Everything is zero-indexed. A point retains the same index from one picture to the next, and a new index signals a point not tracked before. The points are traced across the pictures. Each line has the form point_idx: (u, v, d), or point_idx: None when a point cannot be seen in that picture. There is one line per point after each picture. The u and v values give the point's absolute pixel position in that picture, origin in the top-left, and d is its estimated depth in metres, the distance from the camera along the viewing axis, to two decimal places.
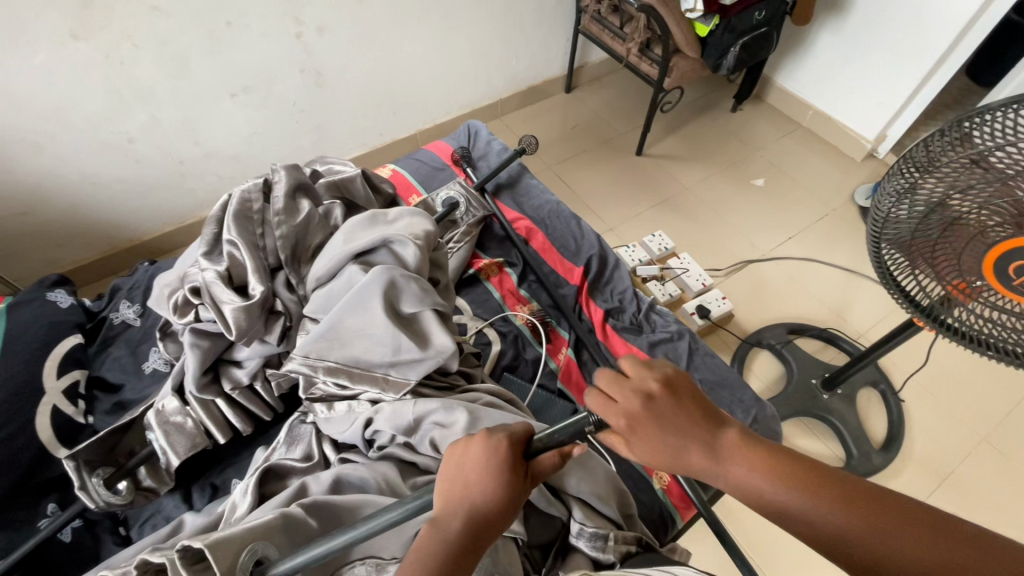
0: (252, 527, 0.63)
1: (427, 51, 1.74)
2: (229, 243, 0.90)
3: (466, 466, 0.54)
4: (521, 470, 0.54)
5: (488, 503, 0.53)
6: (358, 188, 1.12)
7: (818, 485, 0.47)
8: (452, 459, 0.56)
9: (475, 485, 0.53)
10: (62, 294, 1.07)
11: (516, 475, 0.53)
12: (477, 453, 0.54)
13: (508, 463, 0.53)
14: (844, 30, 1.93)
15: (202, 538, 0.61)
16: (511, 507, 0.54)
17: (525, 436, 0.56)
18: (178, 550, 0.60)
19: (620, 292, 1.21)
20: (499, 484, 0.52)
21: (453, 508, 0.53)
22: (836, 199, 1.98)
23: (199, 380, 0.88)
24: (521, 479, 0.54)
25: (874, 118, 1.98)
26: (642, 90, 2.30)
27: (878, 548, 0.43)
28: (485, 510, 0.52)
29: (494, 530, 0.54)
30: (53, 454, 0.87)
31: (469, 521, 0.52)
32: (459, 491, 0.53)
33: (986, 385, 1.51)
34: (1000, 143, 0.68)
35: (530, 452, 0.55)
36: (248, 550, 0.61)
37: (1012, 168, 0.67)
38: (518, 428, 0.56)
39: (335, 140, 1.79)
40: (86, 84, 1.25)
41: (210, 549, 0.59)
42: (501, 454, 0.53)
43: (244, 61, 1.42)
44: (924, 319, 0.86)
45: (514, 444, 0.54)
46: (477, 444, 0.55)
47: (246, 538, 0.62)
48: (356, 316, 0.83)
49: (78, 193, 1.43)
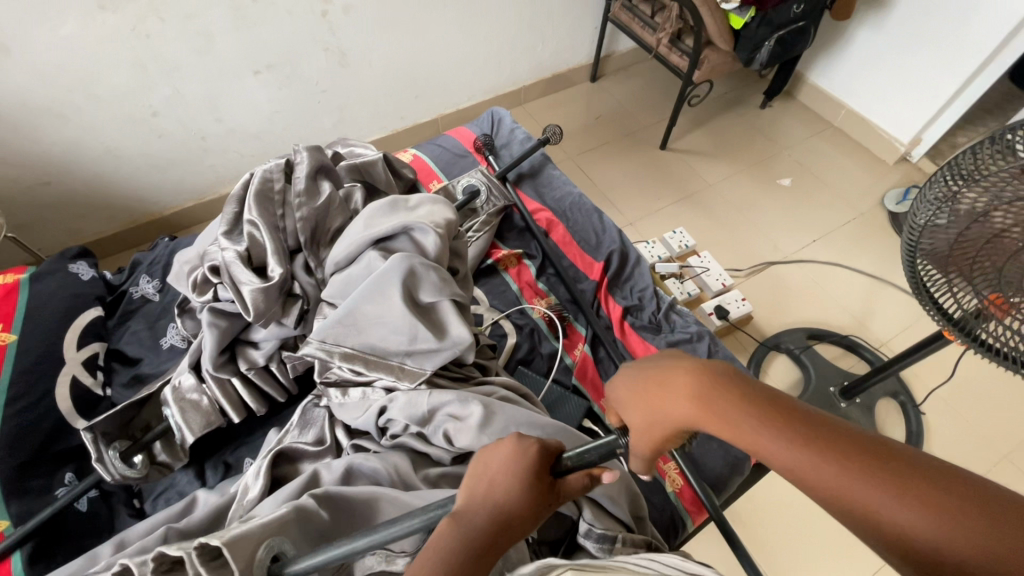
0: (267, 522, 0.62)
1: (452, 34, 1.71)
2: (249, 223, 0.90)
3: (494, 464, 0.54)
4: (546, 478, 0.54)
5: (514, 501, 0.52)
6: (379, 172, 1.10)
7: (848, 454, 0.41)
8: (481, 459, 0.56)
9: (502, 483, 0.53)
10: (84, 266, 1.08)
11: (540, 481, 0.54)
12: (506, 452, 0.55)
13: (535, 466, 0.54)
14: (884, 28, 1.86)
15: (219, 536, 0.59)
16: (534, 513, 0.53)
17: (556, 451, 0.57)
18: (195, 548, 0.58)
19: (640, 289, 1.18)
20: (526, 484, 0.52)
21: (477, 504, 0.52)
22: (864, 202, 1.92)
23: (216, 359, 0.88)
24: (545, 485, 0.54)
25: (910, 121, 1.91)
26: (668, 82, 2.25)
27: (930, 532, 0.37)
28: (509, 508, 0.52)
29: (514, 534, 0.52)
30: (72, 425, 0.88)
31: (492, 520, 0.51)
32: (485, 489, 0.53)
33: (1010, 402, 1.47)
34: None
35: (557, 469, 0.55)
36: (266, 546, 0.60)
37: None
38: (551, 442, 0.57)
39: (356, 122, 1.78)
40: (111, 56, 1.25)
41: (229, 549, 0.57)
42: (529, 455, 0.54)
43: (269, 39, 1.41)
44: (956, 333, 0.83)
45: (543, 451, 0.55)
46: (507, 445, 0.55)
47: (261, 535, 0.61)
48: (375, 303, 0.82)
49: (101, 165, 1.43)
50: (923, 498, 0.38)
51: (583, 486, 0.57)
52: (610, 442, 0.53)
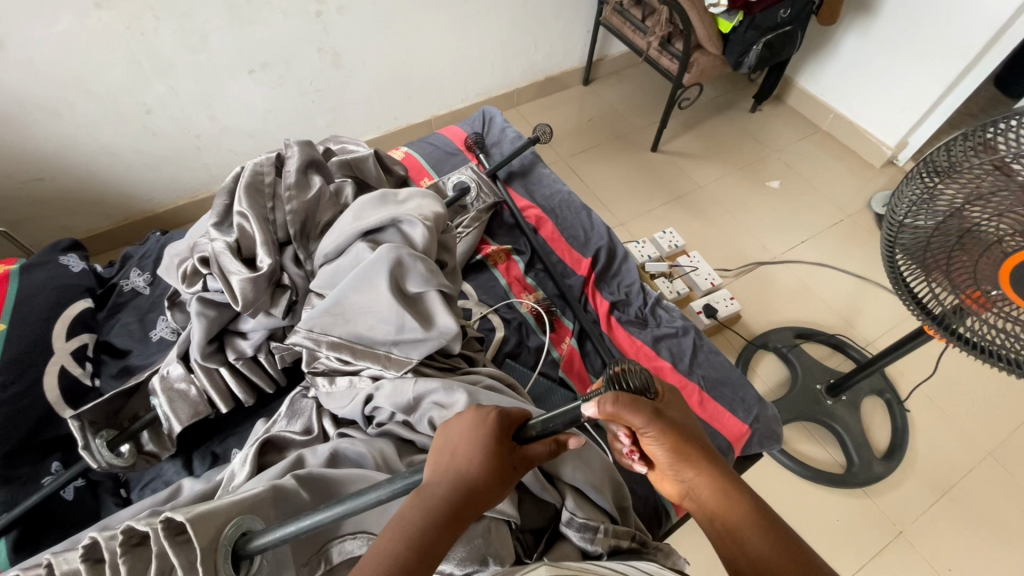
0: (239, 500, 0.63)
1: (446, 35, 1.73)
2: (240, 214, 0.90)
3: (455, 436, 0.57)
4: (507, 445, 0.57)
5: (476, 467, 0.54)
6: (370, 168, 1.11)
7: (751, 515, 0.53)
8: (445, 432, 0.59)
9: (465, 450, 0.55)
10: (75, 259, 1.09)
11: (502, 447, 0.56)
12: (467, 425, 0.58)
13: (495, 431, 0.57)
14: (870, 34, 1.90)
15: (186, 511, 0.59)
16: (498, 480, 0.55)
17: (518, 419, 0.60)
18: (161, 521, 0.58)
19: (628, 285, 1.20)
20: (487, 449, 0.55)
21: (441, 474, 0.54)
22: (851, 204, 1.95)
23: (204, 349, 0.88)
24: (507, 449, 0.56)
25: (896, 124, 1.94)
26: (660, 85, 2.28)
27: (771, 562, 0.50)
28: (471, 475, 0.54)
29: (480, 503, 0.54)
30: (59, 415, 0.89)
31: (457, 488, 0.53)
32: (449, 459, 0.55)
33: (994, 400, 1.49)
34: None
35: (522, 436, 0.58)
36: (233, 524, 0.60)
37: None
38: (512, 410, 0.61)
39: (350, 121, 1.79)
40: (107, 55, 1.26)
41: (193, 522, 0.57)
42: (489, 422, 0.58)
43: (265, 38, 1.42)
44: (935, 327, 0.86)
45: (502, 418, 0.58)
46: (468, 417, 0.59)
47: (231, 512, 0.61)
48: (362, 292, 0.83)
49: (94, 162, 1.44)
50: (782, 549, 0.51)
51: (548, 452, 0.60)
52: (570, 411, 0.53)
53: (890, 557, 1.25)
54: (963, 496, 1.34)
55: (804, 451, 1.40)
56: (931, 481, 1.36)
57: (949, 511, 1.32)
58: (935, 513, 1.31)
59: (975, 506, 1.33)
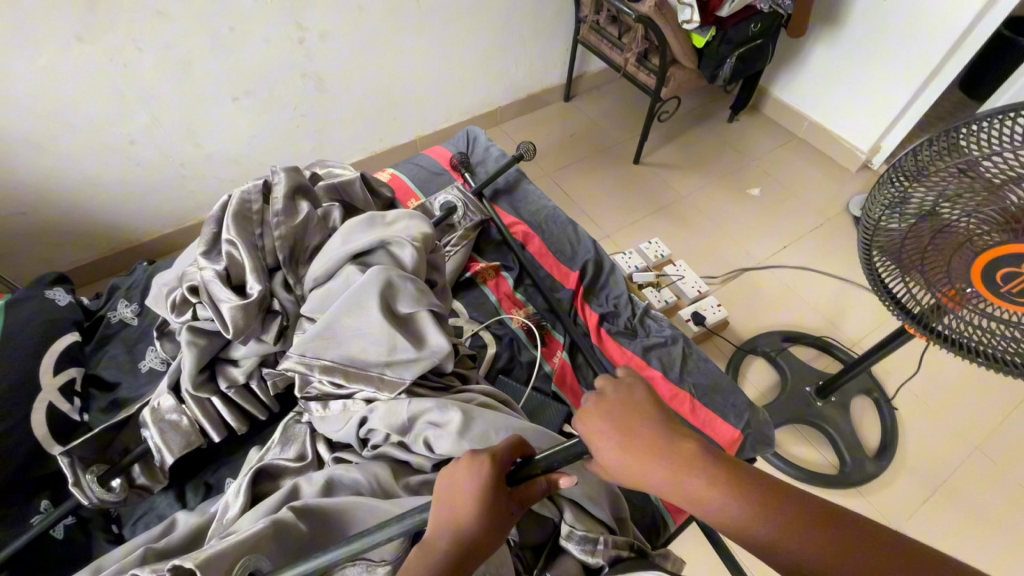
0: (242, 540, 0.64)
1: (427, 58, 1.77)
2: (228, 242, 0.91)
3: (455, 486, 0.56)
4: (505, 491, 0.56)
5: (477, 519, 0.54)
6: (357, 191, 1.13)
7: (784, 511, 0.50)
8: (441, 484, 0.58)
9: (464, 504, 0.55)
10: (61, 292, 1.08)
11: (500, 496, 0.56)
12: (466, 475, 0.56)
13: (494, 482, 0.56)
14: (837, 44, 1.97)
15: (193, 557, 0.61)
16: (500, 526, 0.56)
17: (510, 456, 0.59)
18: (168, 570, 0.60)
19: (616, 296, 1.21)
20: (487, 503, 0.55)
21: (443, 528, 0.55)
22: (830, 208, 2.00)
23: (196, 378, 0.88)
24: (506, 496, 0.56)
25: (868, 129, 2.00)
26: (639, 99, 2.33)
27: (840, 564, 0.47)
28: (475, 527, 0.54)
29: (483, 552, 0.55)
30: (48, 451, 0.88)
31: (456, 545, 0.54)
32: (450, 511, 0.55)
33: (978, 394, 1.52)
34: (991, 151, 0.68)
35: (517, 475, 0.57)
36: (240, 565, 0.63)
37: (1000, 177, 0.67)
38: (504, 448, 0.59)
39: (336, 144, 1.81)
40: (90, 87, 1.27)
41: (200, 568, 0.60)
42: (484, 475, 0.56)
43: (248, 67, 1.44)
44: (916, 326, 0.88)
45: (499, 464, 0.57)
46: (463, 470, 0.57)
47: (236, 553, 0.63)
48: (353, 316, 0.84)
49: (79, 194, 1.44)
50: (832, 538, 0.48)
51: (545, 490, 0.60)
52: (570, 449, 0.56)
53: None
54: (955, 491, 1.36)
55: (797, 453, 1.42)
56: (923, 477, 1.38)
57: (942, 506, 1.34)
58: (928, 509, 1.33)
59: (966, 500, 1.35)
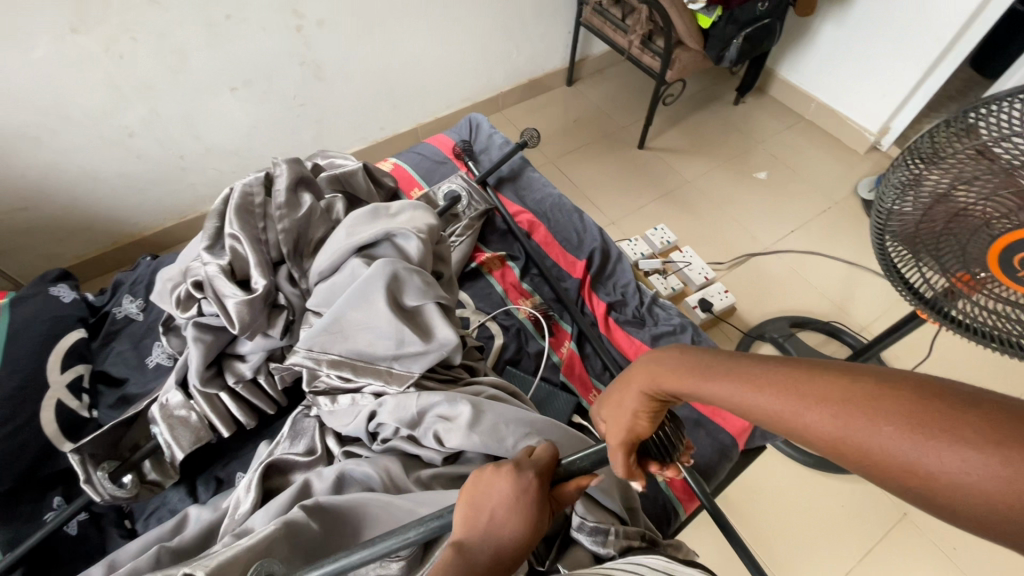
0: (254, 544, 0.63)
1: (428, 44, 1.73)
2: (231, 237, 0.90)
3: (495, 498, 0.55)
4: (544, 508, 0.56)
5: (514, 537, 0.53)
6: (360, 181, 1.11)
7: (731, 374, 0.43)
8: (477, 492, 0.56)
9: (503, 518, 0.54)
10: (65, 289, 1.07)
11: (539, 512, 0.55)
12: (507, 489, 0.55)
13: (536, 500, 0.55)
14: (846, 23, 1.92)
15: (205, 565, 0.61)
16: (531, 543, 0.55)
17: (547, 471, 0.59)
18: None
19: (623, 285, 1.20)
20: (528, 520, 0.54)
21: (479, 541, 0.53)
22: (838, 191, 1.97)
23: (203, 374, 0.88)
24: (544, 513, 0.56)
25: (877, 110, 1.97)
26: (644, 83, 2.29)
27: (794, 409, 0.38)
28: (511, 544, 0.53)
29: (515, 562, 0.54)
30: (58, 448, 0.88)
31: (494, 552, 0.53)
32: (487, 525, 0.54)
33: (988, 378, 1.51)
34: (1005, 134, 0.66)
35: (555, 480, 0.60)
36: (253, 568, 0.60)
37: (1017, 160, 0.65)
38: (542, 463, 0.59)
39: (336, 134, 1.78)
40: (86, 79, 1.25)
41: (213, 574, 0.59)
42: (531, 489, 0.56)
43: (246, 56, 1.42)
44: (929, 312, 0.85)
45: (541, 481, 0.57)
46: (507, 478, 0.56)
47: (250, 559, 0.62)
48: (359, 309, 0.83)
49: (79, 188, 1.42)
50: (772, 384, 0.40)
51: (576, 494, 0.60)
52: (597, 450, 0.59)
53: (903, 536, 1.22)
54: None
55: None
56: None
57: None
58: None
59: None
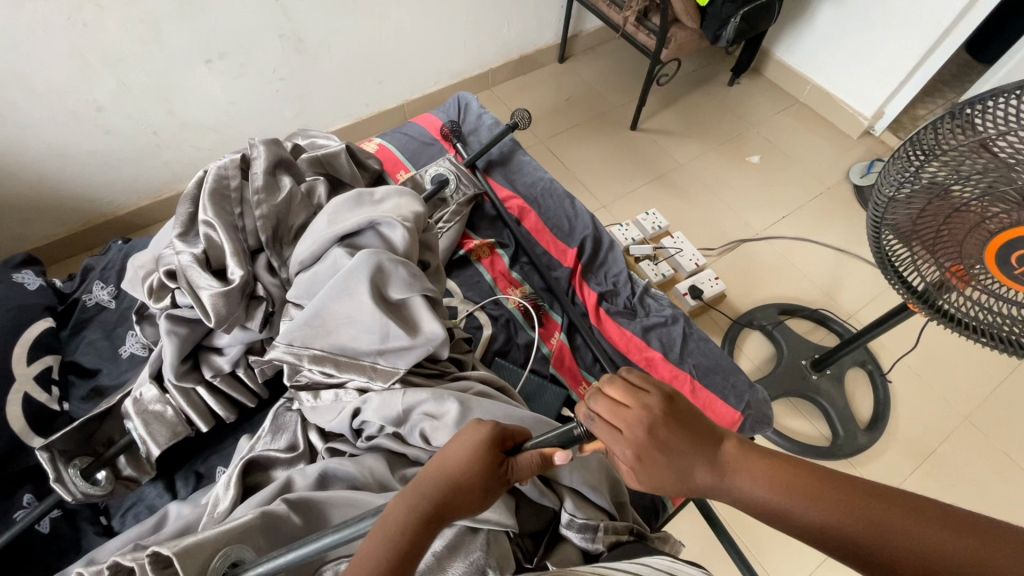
0: (227, 530, 0.63)
1: (414, 17, 1.66)
2: (205, 224, 0.85)
3: (451, 444, 0.54)
4: (500, 458, 0.54)
5: (463, 478, 0.51)
6: (343, 163, 1.05)
7: (776, 477, 0.47)
8: (437, 443, 0.56)
9: (454, 458, 0.52)
10: (30, 275, 1.02)
11: (494, 461, 0.53)
12: (463, 435, 0.54)
13: (491, 447, 0.53)
14: (845, 3, 1.88)
15: (172, 545, 0.60)
16: (485, 489, 0.52)
17: (512, 434, 0.57)
18: (149, 556, 0.59)
19: (615, 274, 1.18)
20: (479, 463, 0.52)
21: (428, 479, 0.51)
22: (830, 177, 1.95)
23: (178, 368, 0.84)
24: (499, 462, 0.53)
25: (873, 94, 1.94)
26: (638, 61, 2.23)
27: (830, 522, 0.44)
28: (458, 486, 0.51)
29: (467, 507, 0.51)
30: (27, 444, 0.84)
31: (442, 492, 0.50)
32: (437, 464, 0.52)
33: (969, 367, 1.53)
34: (1004, 130, 0.63)
35: (518, 448, 0.56)
36: (221, 555, 0.61)
37: (1016, 158, 0.63)
38: (507, 428, 0.58)
39: (319, 110, 1.71)
40: (46, 50, 1.17)
41: (179, 557, 0.58)
42: (487, 435, 0.54)
43: (221, 26, 1.33)
44: (918, 304, 0.82)
45: (500, 432, 0.55)
46: (464, 430, 0.55)
47: (218, 543, 0.61)
48: (342, 302, 0.79)
49: (45, 165, 1.35)
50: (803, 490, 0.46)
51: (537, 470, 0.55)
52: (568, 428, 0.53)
53: None
54: (942, 462, 1.38)
55: (790, 426, 1.43)
56: (911, 448, 1.40)
57: (930, 477, 1.36)
58: (916, 480, 1.35)
59: (953, 471, 1.37)
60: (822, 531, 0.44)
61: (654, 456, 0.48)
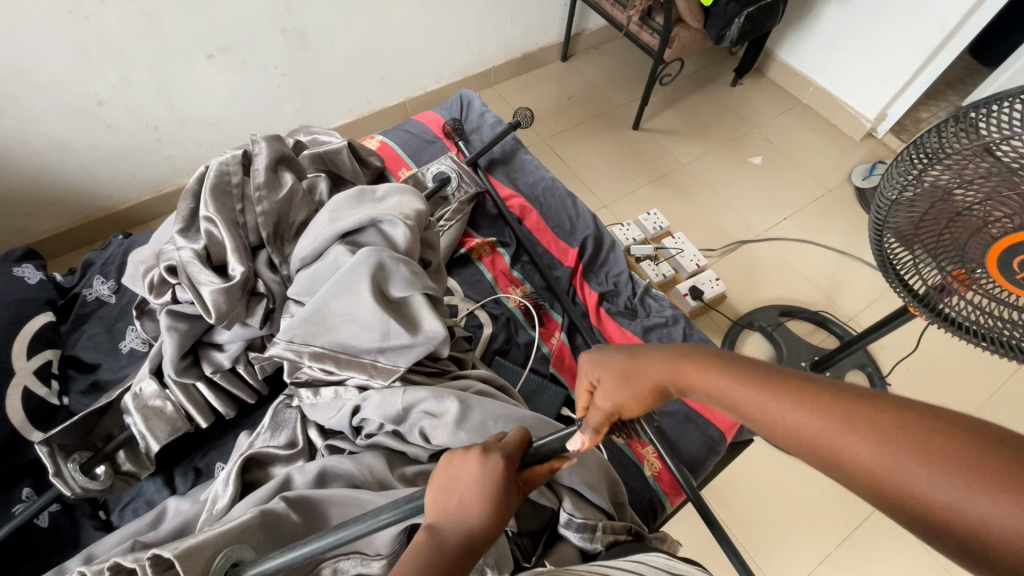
0: (227, 529, 0.63)
1: (417, 13, 1.65)
2: (206, 219, 0.85)
3: (461, 478, 0.53)
4: (513, 487, 0.54)
5: (482, 516, 0.51)
6: (345, 160, 1.06)
7: (780, 389, 0.41)
8: (446, 475, 0.55)
9: (469, 497, 0.52)
10: (31, 269, 1.02)
11: (508, 491, 0.53)
12: (472, 468, 0.53)
13: (503, 478, 0.53)
14: (849, 4, 1.87)
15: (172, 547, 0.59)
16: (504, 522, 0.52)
17: (518, 451, 0.57)
18: (150, 559, 0.58)
19: (616, 274, 1.18)
20: (495, 498, 0.52)
21: (447, 522, 0.51)
22: (832, 178, 1.95)
23: (178, 364, 0.84)
24: (514, 492, 0.54)
25: (875, 96, 1.93)
26: (641, 60, 2.22)
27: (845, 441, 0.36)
28: (479, 524, 0.51)
29: (490, 543, 0.52)
30: (27, 438, 0.85)
31: (465, 535, 0.50)
32: (454, 504, 0.52)
33: (968, 370, 1.53)
34: (1008, 134, 0.63)
35: (527, 461, 0.57)
36: (223, 555, 0.61)
37: (1018, 162, 0.62)
38: (509, 442, 0.57)
39: (321, 106, 1.71)
40: (48, 43, 1.17)
41: (180, 559, 0.58)
42: (498, 467, 0.54)
43: (223, 21, 1.33)
44: (919, 307, 0.82)
45: (508, 460, 0.55)
46: (473, 459, 0.54)
47: (219, 543, 0.61)
48: (343, 300, 0.79)
49: (46, 158, 1.35)
50: (815, 403, 0.39)
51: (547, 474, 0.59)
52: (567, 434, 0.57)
53: (878, 523, 1.25)
54: None
55: None
56: None
57: None
58: None
59: None
60: (826, 449, 0.37)
61: (612, 382, 0.53)
